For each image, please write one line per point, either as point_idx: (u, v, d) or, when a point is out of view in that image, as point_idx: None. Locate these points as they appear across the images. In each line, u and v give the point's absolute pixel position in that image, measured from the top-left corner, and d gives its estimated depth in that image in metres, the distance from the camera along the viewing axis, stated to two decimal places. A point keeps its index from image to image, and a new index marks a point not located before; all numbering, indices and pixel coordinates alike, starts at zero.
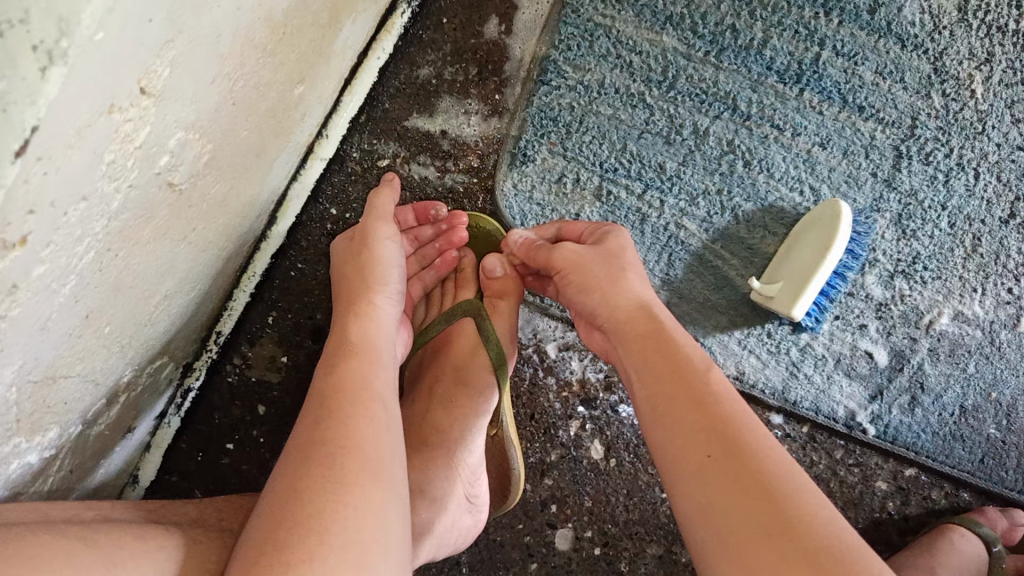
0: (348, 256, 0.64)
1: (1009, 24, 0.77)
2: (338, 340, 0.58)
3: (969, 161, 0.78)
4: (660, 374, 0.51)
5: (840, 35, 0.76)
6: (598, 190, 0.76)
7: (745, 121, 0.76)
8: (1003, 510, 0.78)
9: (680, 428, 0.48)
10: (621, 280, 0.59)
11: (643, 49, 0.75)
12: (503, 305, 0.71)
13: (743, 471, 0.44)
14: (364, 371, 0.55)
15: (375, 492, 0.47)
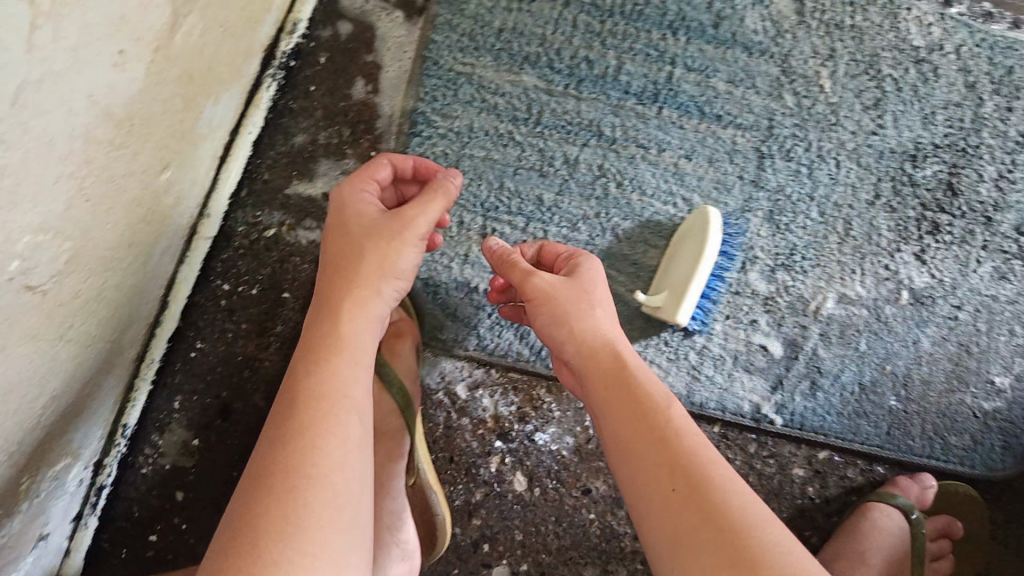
0: (348, 229, 0.62)
1: (844, 21, 0.85)
2: (324, 327, 0.57)
3: (828, 153, 0.82)
4: (626, 417, 0.55)
5: (689, 51, 0.81)
6: (485, 230, 0.78)
7: (612, 145, 0.79)
8: (914, 477, 0.81)
9: (648, 468, 0.51)
10: (586, 313, 0.62)
11: (505, 90, 0.78)
12: (400, 348, 0.76)
13: (706, 507, 0.47)
14: (346, 377, 0.54)
15: (340, 522, 0.47)
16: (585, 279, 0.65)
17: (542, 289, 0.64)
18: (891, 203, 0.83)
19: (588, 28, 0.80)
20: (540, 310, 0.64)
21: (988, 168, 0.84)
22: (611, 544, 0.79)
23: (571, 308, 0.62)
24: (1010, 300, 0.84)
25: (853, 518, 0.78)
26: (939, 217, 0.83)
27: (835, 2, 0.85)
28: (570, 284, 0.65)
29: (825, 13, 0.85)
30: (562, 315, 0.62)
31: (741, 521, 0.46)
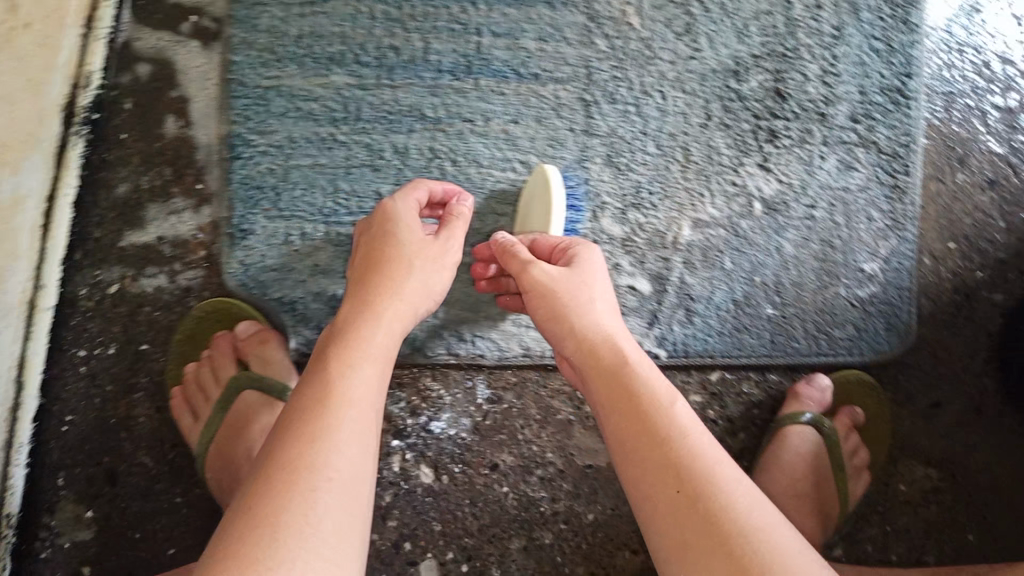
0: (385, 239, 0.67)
1: None
2: (340, 336, 0.59)
3: (651, 86, 0.82)
4: (629, 414, 0.57)
5: (493, 18, 0.80)
6: (330, 236, 0.78)
7: (438, 125, 0.79)
8: (810, 381, 0.85)
9: (653, 466, 0.54)
10: (585, 313, 0.65)
11: (316, 95, 0.77)
12: (273, 365, 0.75)
13: (715, 508, 0.51)
14: (357, 378, 0.56)
15: (345, 508, 0.49)
16: (584, 271, 0.68)
17: (545, 283, 0.66)
18: (725, 120, 0.83)
19: (386, 16, 0.78)
20: (539, 304, 0.66)
21: (811, 67, 0.85)
22: (532, 511, 0.85)
23: (573, 307, 0.65)
24: (861, 187, 0.85)
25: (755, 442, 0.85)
26: (775, 123, 0.84)
27: None
28: (569, 280, 0.67)
29: None
30: (564, 314, 0.65)
31: (747, 526, 0.50)
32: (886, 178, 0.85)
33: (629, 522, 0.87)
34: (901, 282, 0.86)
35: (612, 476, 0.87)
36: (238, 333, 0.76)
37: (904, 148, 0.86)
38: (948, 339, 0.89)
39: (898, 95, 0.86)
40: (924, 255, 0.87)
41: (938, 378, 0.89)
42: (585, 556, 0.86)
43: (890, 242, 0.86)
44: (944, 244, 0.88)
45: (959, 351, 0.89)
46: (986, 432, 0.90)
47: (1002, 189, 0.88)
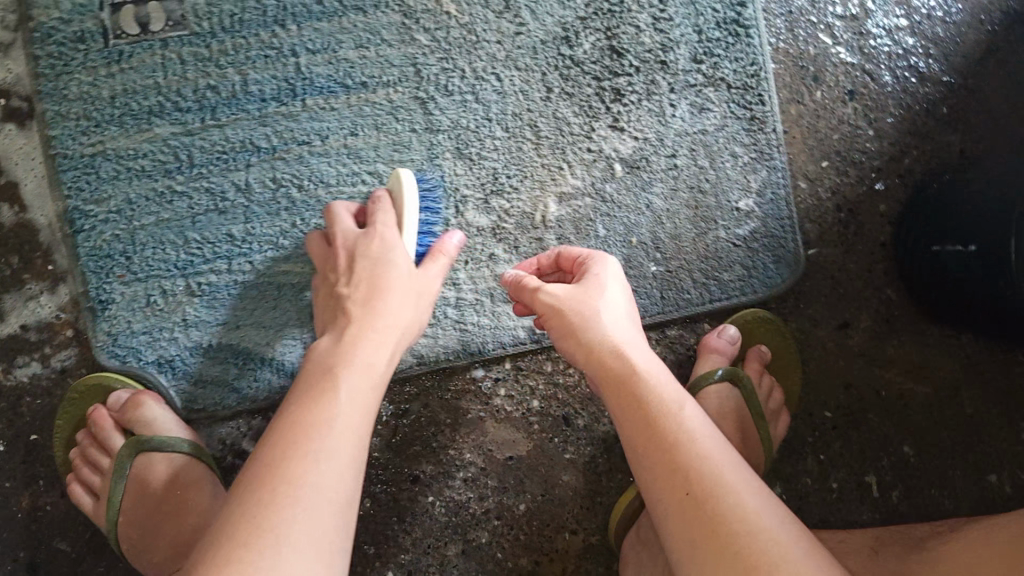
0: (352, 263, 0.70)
1: None
2: (326, 362, 0.63)
3: (484, 70, 0.81)
4: (642, 424, 0.62)
5: (305, 36, 0.78)
6: (193, 288, 0.77)
7: (274, 155, 0.78)
8: (720, 332, 0.84)
9: (663, 472, 0.59)
10: (593, 326, 0.68)
11: (144, 151, 0.76)
12: (155, 421, 0.73)
13: (718, 507, 0.56)
14: (330, 411, 0.60)
15: (321, 511, 0.54)
16: (593, 285, 0.71)
17: (553, 304, 0.70)
18: (567, 88, 0.82)
19: (196, 57, 0.77)
20: (551, 322, 0.70)
21: (642, 18, 0.83)
22: (463, 515, 0.84)
23: (581, 323, 0.68)
24: (718, 126, 0.84)
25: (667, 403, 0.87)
26: (617, 82, 0.83)
27: None
28: (578, 296, 0.70)
29: None
30: (576, 328, 0.68)
31: (748, 526, 0.55)
32: (741, 112, 0.85)
33: (562, 505, 0.85)
34: (779, 212, 0.86)
35: (535, 463, 0.85)
36: (109, 403, 0.74)
37: (753, 78, 0.85)
38: (843, 259, 0.87)
39: (736, 26, 0.85)
40: (798, 180, 0.86)
41: (841, 299, 0.88)
42: (525, 548, 0.84)
43: (760, 175, 0.85)
44: (817, 165, 0.87)
45: (857, 267, 0.88)
46: (898, 341, 0.89)
47: (862, 97, 0.87)
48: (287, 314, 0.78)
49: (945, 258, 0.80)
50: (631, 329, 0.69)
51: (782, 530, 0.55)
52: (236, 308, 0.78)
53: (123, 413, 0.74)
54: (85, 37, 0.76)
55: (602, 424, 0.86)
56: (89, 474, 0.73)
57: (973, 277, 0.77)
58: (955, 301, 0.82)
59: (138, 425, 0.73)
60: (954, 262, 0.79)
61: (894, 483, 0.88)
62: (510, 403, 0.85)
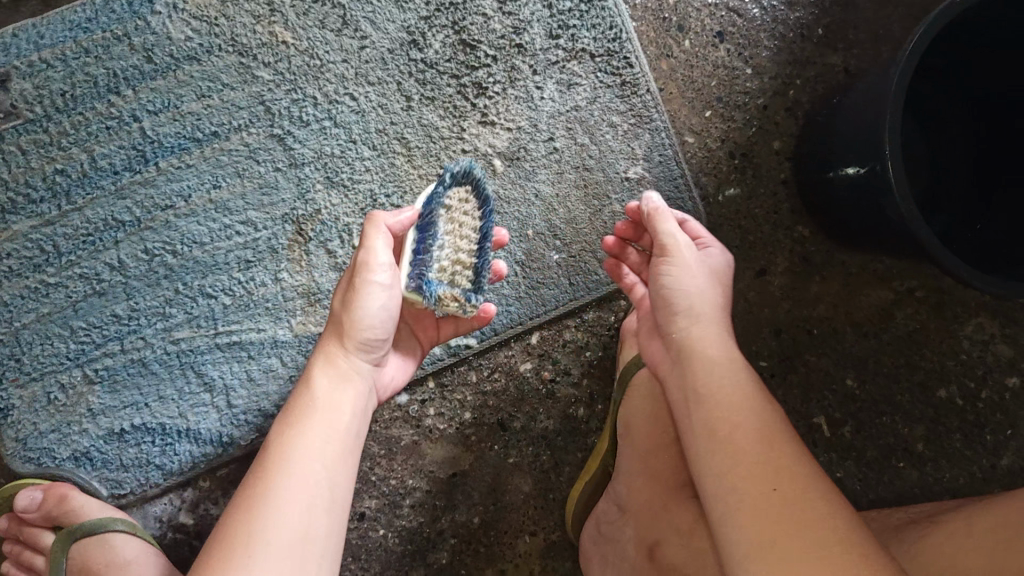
0: (350, 314, 0.64)
1: None
2: (300, 406, 0.63)
3: (337, 92, 0.78)
4: (720, 399, 0.60)
5: (144, 99, 0.75)
6: (91, 376, 0.76)
7: (141, 227, 0.76)
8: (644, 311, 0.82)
9: (730, 445, 0.56)
10: (696, 306, 0.68)
11: (8, 250, 0.74)
12: (74, 511, 0.71)
13: (747, 444, 0.56)
14: (306, 458, 0.59)
15: (287, 554, 0.54)
16: (693, 267, 0.70)
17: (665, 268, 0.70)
18: (427, 92, 0.80)
19: (38, 144, 0.74)
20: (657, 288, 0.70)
21: (488, 4, 0.80)
22: (417, 540, 0.82)
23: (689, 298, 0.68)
24: (590, 99, 0.82)
25: (600, 388, 0.85)
26: (477, 75, 0.80)
27: None
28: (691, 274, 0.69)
29: None
30: (682, 300, 0.68)
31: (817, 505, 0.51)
32: (610, 79, 0.82)
33: (515, 511, 0.84)
34: (670, 172, 0.83)
35: (479, 473, 0.83)
36: (20, 509, 0.71)
37: (615, 41, 0.82)
38: (748, 206, 0.86)
39: None
40: (684, 135, 0.84)
41: (754, 247, 0.86)
42: (488, 559, 0.83)
43: (643, 139, 0.83)
44: (700, 116, 0.85)
45: (763, 211, 0.86)
46: (821, 276, 0.87)
47: (733, 37, 0.84)
48: (194, 381, 0.77)
49: (839, 183, 0.78)
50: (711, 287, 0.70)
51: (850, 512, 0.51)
52: (139, 386, 0.76)
53: (43, 511, 0.71)
54: None
55: (541, 421, 0.84)
56: None
57: (864, 200, 0.75)
58: (859, 224, 0.79)
59: (60, 521, 0.71)
60: (848, 186, 0.77)
61: (843, 418, 0.88)
62: (442, 421, 0.83)
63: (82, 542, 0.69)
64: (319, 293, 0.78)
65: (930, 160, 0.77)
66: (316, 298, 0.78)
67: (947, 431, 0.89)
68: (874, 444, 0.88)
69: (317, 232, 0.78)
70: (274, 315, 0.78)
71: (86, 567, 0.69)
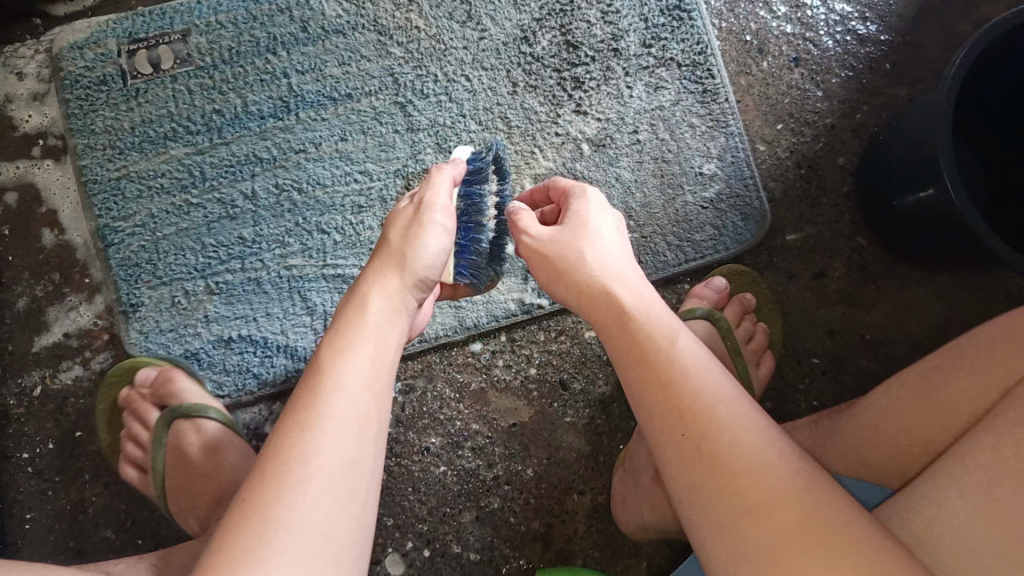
0: (405, 245, 0.65)
1: None
2: (334, 338, 0.59)
3: (455, 73, 0.91)
4: (666, 403, 0.55)
5: (295, 60, 0.89)
6: (212, 287, 0.86)
7: (275, 164, 0.88)
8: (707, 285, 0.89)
9: (694, 450, 0.52)
10: (583, 265, 0.65)
11: (163, 170, 0.87)
12: (181, 388, 0.80)
13: (718, 446, 0.51)
14: (351, 382, 0.56)
15: (336, 491, 0.50)
16: (578, 224, 0.68)
17: (540, 239, 0.68)
18: (531, 81, 0.91)
19: (203, 87, 0.88)
20: (545, 269, 0.68)
21: (591, 13, 0.93)
22: (474, 482, 0.87)
23: (571, 261, 0.66)
24: (674, 102, 0.92)
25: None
26: (576, 71, 0.92)
27: None
28: (573, 230, 0.68)
29: None
30: (571, 268, 0.66)
31: (803, 503, 0.47)
32: (694, 86, 0.93)
33: (568, 469, 0.88)
34: (741, 173, 0.92)
35: (538, 428, 0.89)
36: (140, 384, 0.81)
37: (701, 55, 0.93)
38: (810, 213, 0.93)
39: (678, 12, 0.93)
40: (756, 143, 0.94)
41: (813, 251, 0.93)
42: (537, 511, 0.87)
43: (718, 141, 0.92)
44: (772, 128, 0.94)
45: (825, 219, 0.93)
46: (876, 286, 0.93)
47: (807, 63, 0.95)
48: (297, 305, 0.86)
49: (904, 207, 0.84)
50: (620, 261, 0.66)
51: (845, 503, 0.47)
52: (250, 302, 0.86)
53: (154, 388, 0.80)
54: (107, 80, 0.88)
55: (599, 385, 0.90)
56: (131, 449, 0.80)
57: (920, 212, 0.82)
58: (919, 239, 0.85)
59: (167, 400, 0.80)
60: (913, 206, 0.83)
61: None
62: (509, 373, 0.90)
63: (187, 415, 0.78)
64: None
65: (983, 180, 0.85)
66: None
67: None
68: None
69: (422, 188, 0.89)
70: None
71: (189, 436, 0.77)
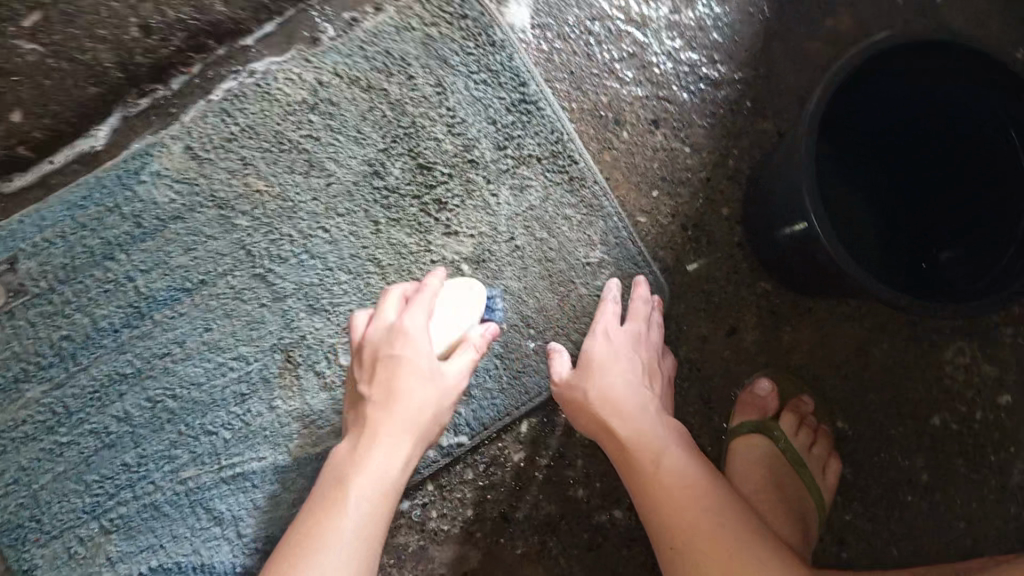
0: (416, 406, 0.71)
1: (230, 129, 0.85)
2: (342, 471, 0.69)
3: (310, 227, 0.85)
4: (667, 502, 0.66)
5: (136, 260, 0.82)
6: (106, 526, 0.80)
7: (143, 376, 0.81)
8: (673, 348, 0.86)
9: (695, 545, 0.62)
10: (588, 389, 0.74)
11: (23, 417, 0.80)
12: None
13: (716, 539, 0.62)
14: (351, 516, 0.65)
15: None
16: (588, 364, 0.77)
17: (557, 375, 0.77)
18: (391, 214, 0.87)
19: (44, 315, 0.81)
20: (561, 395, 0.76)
21: (437, 129, 0.88)
22: None
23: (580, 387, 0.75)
24: (543, 198, 0.89)
25: (595, 465, 0.87)
26: (437, 193, 0.87)
27: (212, 120, 0.85)
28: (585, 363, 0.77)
29: (210, 139, 0.85)
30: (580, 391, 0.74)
31: None
32: (558, 177, 0.89)
33: None
34: (628, 253, 0.89)
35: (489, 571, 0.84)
36: None
37: (558, 143, 0.90)
38: (707, 272, 0.91)
39: (525, 106, 0.90)
40: (636, 217, 0.91)
41: (720, 308, 0.90)
42: None
43: (597, 226, 0.89)
44: (648, 196, 0.91)
45: (723, 273, 0.91)
46: (791, 326, 0.91)
47: (666, 122, 0.92)
48: (203, 519, 0.81)
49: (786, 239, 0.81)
50: (625, 382, 0.74)
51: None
52: (153, 529, 0.80)
53: None
54: None
55: (541, 508, 0.85)
56: None
57: (797, 243, 0.79)
58: (806, 268, 0.82)
59: None
60: (791, 240, 0.80)
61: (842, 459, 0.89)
62: (445, 522, 0.85)
63: None
64: (312, 414, 0.83)
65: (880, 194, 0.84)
66: (310, 420, 0.83)
67: (946, 453, 0.89)
68: (878, 483, 0.88)
69: (304, 356, 0.84)
70: (272, 443, 0.82)
71: None
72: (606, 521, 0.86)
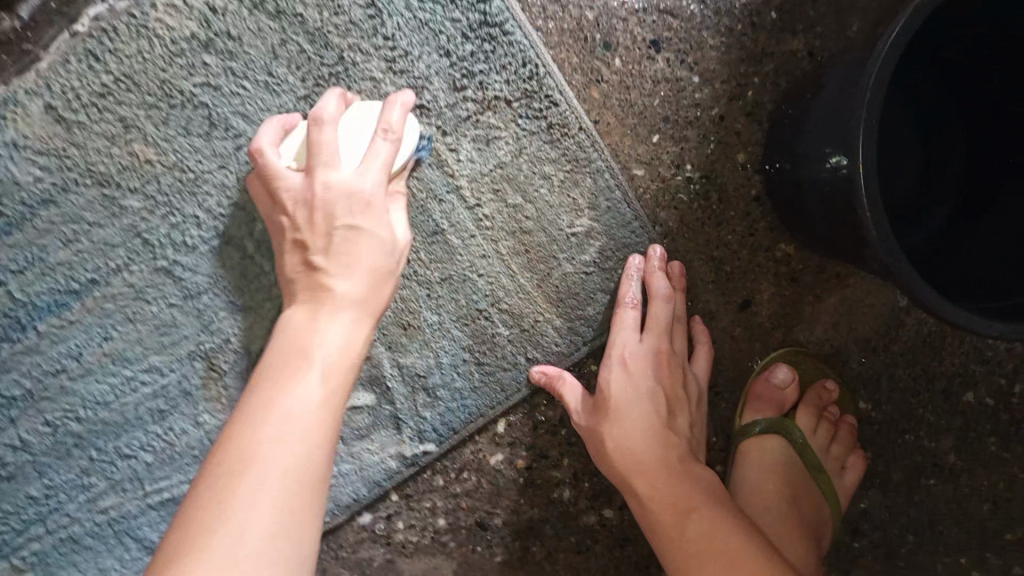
0: (357, 249, 0.57)
1: (100, 77, 0.64)
2: (301, 339, 0.54)
3: (220, 205, 0.67)
4: (717, 550, 0.62)
5: (3, 257, 0.64)
6: (19, 564, 0.69)
7: (37, 398, 0.67)
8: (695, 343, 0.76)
9: None
10: (629, 418, 0.69)
11: None
12: None
13: None
14: (296, 411, 0.49)
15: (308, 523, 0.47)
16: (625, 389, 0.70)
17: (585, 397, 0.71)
18: None
19: None
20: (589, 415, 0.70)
21: (374, 65, 0.67)
22: None
23: (622, 413, 0.69)
24: (514, 151, 0.70)
25: (582, 465, 0.76)
26: None
27: (75, 64, 0.63)
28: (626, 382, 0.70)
29: (77, 92, 0.64)
30: (618, 413, 0.69)
31: None
32: (534, 124, 0.70)
33: None
34: (621, 218, 0.72)
35: None
36: None
37: (533, 79, 0.69)
38: (718, 234, 0.74)
39: (488, 29, 0.68)
40: (630, 169, 0.73)
41: (731, 278, 0.75)
42: None
43: (583, 186, 0.71)
44: (645, 143, 0.73)
45: (736, 237, 0.75)
46: (814, 296, 0.77)
47: (669, 41, 0.71)
48: (134, 548, 0.71)
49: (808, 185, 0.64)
50: (673, 426, 0.70)
51: None
52: (78, 562, 0.70)
53: None
54: None
55: (520, 514, 0.76)
56: None
57: (825, 194, 0.61)
58: (823, 230, 0.65)
59: None
60: (817, 190, 0.62)
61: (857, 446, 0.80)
62: (414, 533, 0.75)
63: None
64: None
65: (967, 144, 0.68)
66: None
67: (977, 437, 0.81)
68: (898, 466, 0.81)
69: (232, 363, 0.70)
70: None
71: None
72: (596, 522, 0.77)
